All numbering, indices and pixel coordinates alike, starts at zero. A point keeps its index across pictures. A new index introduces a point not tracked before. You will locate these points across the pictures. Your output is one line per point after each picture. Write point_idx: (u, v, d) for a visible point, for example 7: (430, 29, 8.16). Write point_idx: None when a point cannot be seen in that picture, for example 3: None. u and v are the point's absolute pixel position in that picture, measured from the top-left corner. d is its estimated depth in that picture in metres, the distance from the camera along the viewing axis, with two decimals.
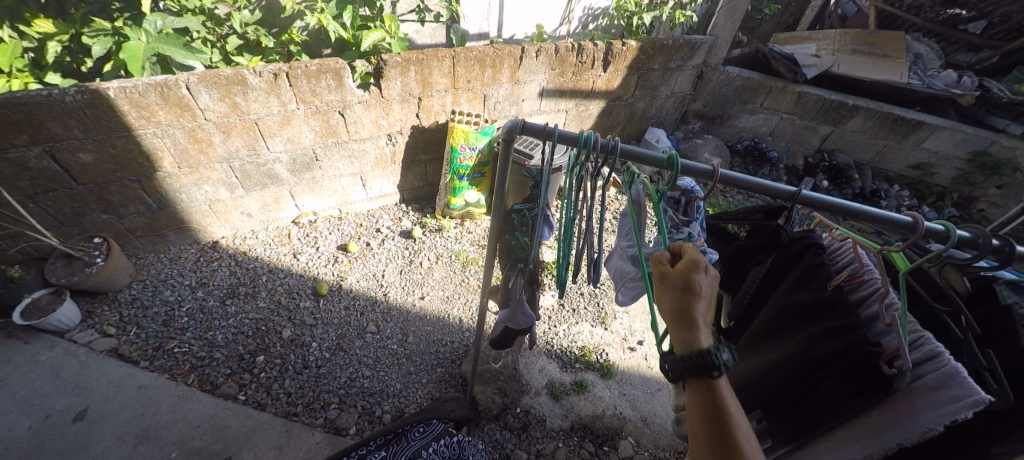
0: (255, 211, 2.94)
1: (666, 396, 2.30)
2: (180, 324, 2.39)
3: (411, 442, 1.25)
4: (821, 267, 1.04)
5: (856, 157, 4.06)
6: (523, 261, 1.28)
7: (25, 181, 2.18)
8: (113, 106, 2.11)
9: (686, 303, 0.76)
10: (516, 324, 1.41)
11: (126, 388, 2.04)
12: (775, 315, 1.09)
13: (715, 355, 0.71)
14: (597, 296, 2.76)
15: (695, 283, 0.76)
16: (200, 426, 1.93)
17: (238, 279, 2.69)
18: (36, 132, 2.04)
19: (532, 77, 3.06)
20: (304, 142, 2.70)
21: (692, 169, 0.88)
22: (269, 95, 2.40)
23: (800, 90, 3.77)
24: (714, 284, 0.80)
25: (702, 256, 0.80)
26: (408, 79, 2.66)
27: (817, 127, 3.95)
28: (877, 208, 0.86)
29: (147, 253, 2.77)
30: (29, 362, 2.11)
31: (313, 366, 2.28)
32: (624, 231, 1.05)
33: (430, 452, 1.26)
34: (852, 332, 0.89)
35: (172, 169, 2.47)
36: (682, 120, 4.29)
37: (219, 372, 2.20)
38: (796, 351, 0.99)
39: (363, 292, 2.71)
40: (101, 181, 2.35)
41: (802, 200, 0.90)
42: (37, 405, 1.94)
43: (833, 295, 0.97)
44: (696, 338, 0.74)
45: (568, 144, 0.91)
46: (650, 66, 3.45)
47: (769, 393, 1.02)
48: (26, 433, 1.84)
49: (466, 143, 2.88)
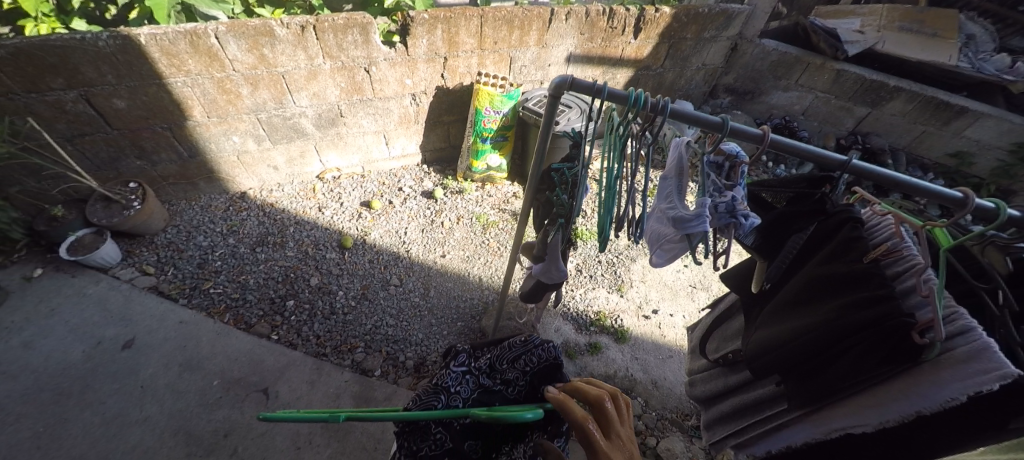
0: (281, 165, 2.99)
1: (677, 363, 2.37)
2: (214, 266, 2.51)
3: (513, 350, 1.19)
4: (859, 240, 1.05)
5: (892, 141, 3.90)
6: (564, 216, 1.26)
7: (63, 123, 2.24)
8: (144, 53, 2.12)
9: None
10: (550, 278, 1.51)
11: (168, 322, 2.19)
12: (806, 284, 1.13)
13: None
14: (614, 265, 2.81)
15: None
16: (238, 359, 2.08)
17: (267, 228, 2.79)
18: (73, 76, 2.08)
19: (560, 41, 2.97)
20: (330, 98, 2.70)
21: (742, 132, 0.88)
22: (297, 49, 2.39)
23: (839, 67, 3.57)
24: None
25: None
26: (434, 37, 2.61)
27: (853, 108, 3.78)
28: (931, 184, 0.86)
29: (179, 201, 2.86)
30: (78, 294, 2.25)
31: (340, 313, 2.39)
32: (663, 194, 1.08)
33: (532, 359, 1.18)
34: (884, 303, 0.94)
35: (201, 118, 2.51)
36: (711, 94, 4.10)
37: (252, 312, 2.33)
38: (827, 318, 1.04)
39: (386, 247, 2.79)
40: (134, 127, 2.40)
41: (851, 170, 0.93)
42: (88, 333, 2.10)
43: (869, 268, 1.00)
44: None
45: (616, 102, 0.92)
46: (682, 35, 3.29)
47: (795, 357, 1.09)
48: (80, 356, 2.01)
49: (491, 107, 2.85)
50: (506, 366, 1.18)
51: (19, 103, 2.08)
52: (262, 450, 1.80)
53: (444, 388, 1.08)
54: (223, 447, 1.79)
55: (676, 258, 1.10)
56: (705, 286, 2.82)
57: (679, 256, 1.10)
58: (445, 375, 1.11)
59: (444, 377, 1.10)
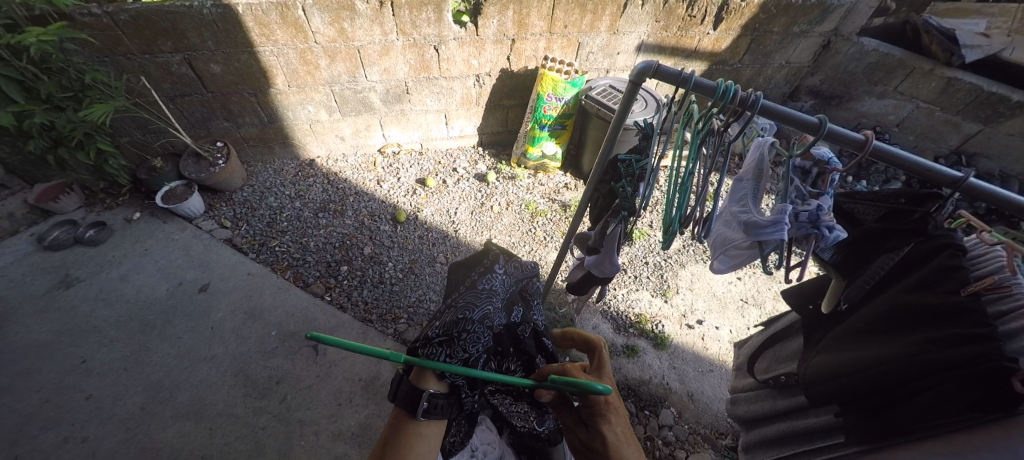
0: (347, 136, 3.15)
1: (718, 378, 2.26)
2: (280, 227, 2.72)
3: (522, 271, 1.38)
4: (958, 270, 0.92)
5: (1004, 166, 3.39)
6: (627, 209, 1.24)
7: (168, 83, 2.50)
8: (240, 22, 2.30)
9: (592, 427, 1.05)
10: (601, 272, 1.48)
11: (238, 272, 2.42)
12: (885, 312, 1.03)
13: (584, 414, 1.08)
14: (661, 269, 2.71)
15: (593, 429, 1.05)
16: (294, 315, 2.25)
17: (329, 195, 2.97)
18: (179, 40, 2.31)
19: (633, 28, 2.84)
20: (398, 74, 2.79)
21: (842, 135, 0.86)
22: (374, 24, 2.48)
23: (952, 75, 3.11)
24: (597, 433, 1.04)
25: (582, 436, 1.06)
26: (505, 18, 2.61)
27: (961, 123, 3.31)
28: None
29: (256, 163, 3.11)
30: (167, 238, 2.54)
31: (388, 283, 2.52)
32: (736, 196, 1.03)
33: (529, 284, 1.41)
34: (980, 342, 0.84)
35: (283, 87, 2.70)
36: (791, 96, 3.74)
37: (310, 273, 2.50)
38: (905, 352, 0.95)
39: (435, 225, 2.87)
40: (225, 91, 2.63)
41: (964, 188, 0.85)
42: (172, 274, 2.37)
43: (967, 302, 0.89)
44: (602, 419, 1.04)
45: (703, 93, 0.92)
46: (768, 28, 3.03)
47: (862, 388, 1.02)
48: (165, 293, 2.28)
49: (553, 93, 2.81)
50: (519, 296, 1.35)
51: (135, 63, 2.35)
52: (308, 401, 1.96)
53: (486, 290, 1.21)
54: (275, 392, 1.97)
55: (741, 266, 1.05)
56: (759, 302, 2.64)
57: (745, 265, 1.04)
58: (489, 282, 1.24)
59: (484, 283, 1.23)
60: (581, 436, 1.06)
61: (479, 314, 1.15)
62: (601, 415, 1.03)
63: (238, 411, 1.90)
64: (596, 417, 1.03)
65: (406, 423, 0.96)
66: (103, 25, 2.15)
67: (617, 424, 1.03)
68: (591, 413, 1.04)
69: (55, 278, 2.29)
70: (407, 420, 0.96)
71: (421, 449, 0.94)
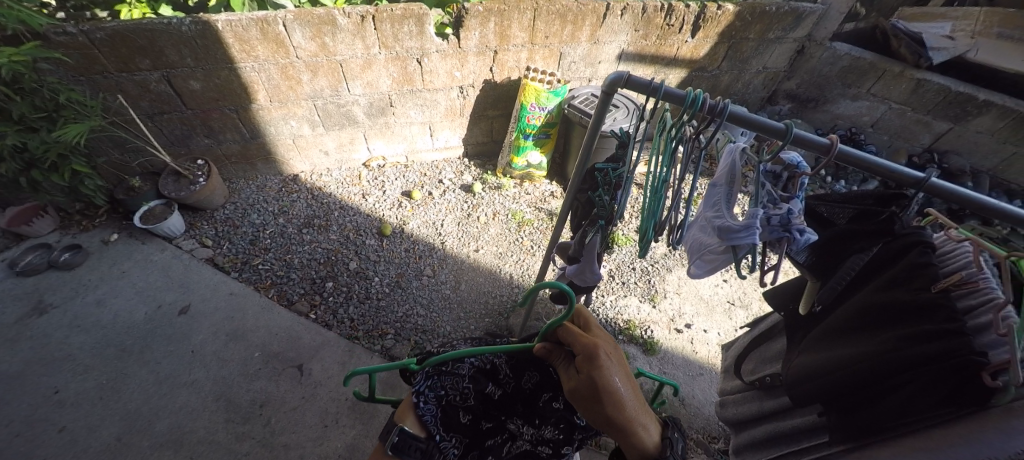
0: (331, 150, 3.13)
1: (708, 381, 2.27)
2: (264, 244, 2.67)
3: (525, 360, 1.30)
4: (927, 267, 0.95)
5: (974, 162, 3.50)
6: (605, 218, 1.25)
7: (146, 101, 2.46)
8: (220, 38, 2.28)
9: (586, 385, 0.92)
10: (583, 280, 1.49)
11: (220, 292, 2.36)
12: (860, 311, 1.05)
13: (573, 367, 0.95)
14: (648, 274, 2.72)
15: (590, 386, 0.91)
16: (278, 334, 2.21)
17: (314, 211, 2.94)
18: (157, 58, 2.28)
19: (613, 37, 2.89)
20: (382, 87, 2.79)
21: (808, 140, 0.88)
22: (355, 38, 2.48)
23: (921, 76, 3.22)
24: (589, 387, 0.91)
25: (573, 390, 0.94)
26: (487, 30, 2.63)
27: (932, 122, 3.41)
28: (1004, 203, 0.84)
29: (239, 180, 3.07)
30: (145, 259, 2.48)
31: (374, 298, 2.48)
32: (709, 202, 1.06)
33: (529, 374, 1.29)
34: (951, 338, 0.86)
35: (265, 103, 2.68)
36: (769, 100, 3.82)
37: (294, 290, 2.45)
38: (882, 349, 0.96)
39: (423, 238, 2.85)
40: (205, 108, 2.60)
41: (926, 188, 0.87)
42: (151, 296, 2.31)
43: (937, 299, 0.91)
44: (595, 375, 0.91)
45: (673, 101, 0.94)
46: (744, 35, 3.10)
47: (841, 387, 1.03)
48: (143, 317, 2.22)
49: (537, 103, 2.83)
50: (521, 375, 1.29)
51: (112, 81, 2.31)
52: (293, 424, 1.91)
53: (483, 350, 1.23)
54: (258, 416, 1.92)
55: (717, 270, 1.07)
56: (746, 304, 2.66)
57: (721, 269, 1.06)
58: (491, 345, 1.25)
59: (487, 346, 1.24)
60: (574, 385, 0.94)
61: (464, 359, 1.17)
62: (597, 363, 0.91)
63: (220, 437, 1.85)
64: (591, 366, 0.91)
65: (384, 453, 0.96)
66: (78, 44, 2.12)
67: (615, 374, 0.92)
68: (585, 361, 0.92)
69: (28, 304, 2.21)
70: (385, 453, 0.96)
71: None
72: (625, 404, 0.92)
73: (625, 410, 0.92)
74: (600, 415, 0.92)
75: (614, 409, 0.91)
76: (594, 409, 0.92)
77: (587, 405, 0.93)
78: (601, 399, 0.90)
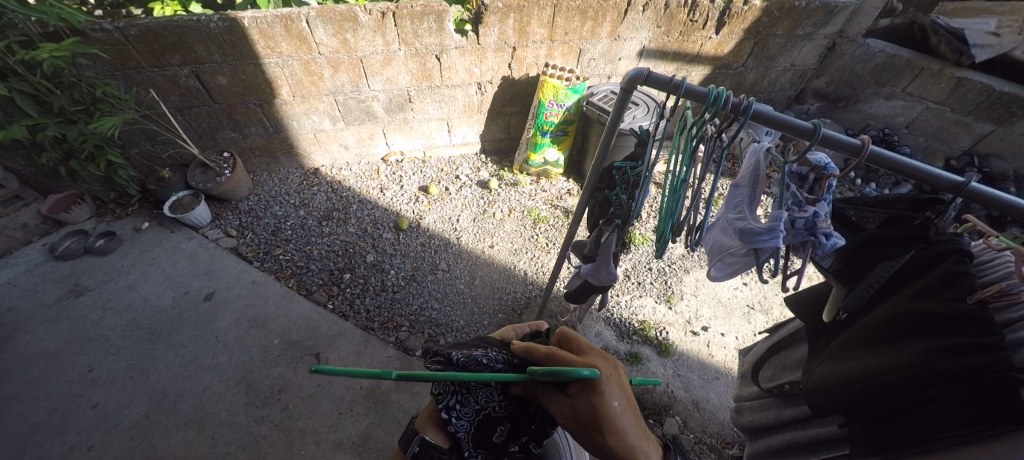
0: (351, 144, 3.18)
1: (724, 386, 2.22)
2: (285, 235, 2.74)
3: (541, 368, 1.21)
4: (964, 277, 0.90)
5: (1018, 167, 3.31)
6: (621, 217, 1.24)
7: (177, 95, 2.55)
8: (246, 35, 2.34)
9: (590, 413, 0.93)
10: (598, 280, 1.48)
11: (242, 281, 2.44)
12: (889, 320, 1.01)
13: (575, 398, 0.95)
14: (665, 275, 2.68)
15: (592, 414, 0.93)
16: (297, 323, 2.26)
17: (333, 204, 2.99)
18: (187, 54, 2.35)
19: (634, 33, 2.84)
20: (401, 83, 2.81)
21: (838, 141, 0.84)
22: (376, 34, 2.50)
23: (962, 75, 3.06)
24: (590, 413, 0.93)
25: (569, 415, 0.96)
26: (505, 27, 2.62)
27: (972, 124, 3.24)
28: None
29: (262, 172, 3.15)
30: (174, 247, 2.57)
31: (390, 290, 2.52)
32: (731, 203, 1.03)
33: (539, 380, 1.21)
34: (988, 352, 0.82)
35: (288, 97, 2.74)
36: (797, 99, 3.69)
37: (313, 281, 2.51)
38: (911, 362, 0.93)
39: (438, 233, 2.88)
40: (231, 102, 2.68)
41: (965, 194, 0.83)
42: (178, 283, 2.40)
43: (973, 311, 0.87)
44: (597, 404, 0.93)
45: (694, 100, 0.92)
46: (772, 31, 3.00)
47: (865, 398, 0.99)
48: (171, 302, 2.31)
49: (555, 99, 2.81)
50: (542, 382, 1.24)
51: (144, 76, 2.40)
52: (309, 410, 1.96)
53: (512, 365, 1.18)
54: (276, 401, 1.97)
55: (738, 273, 1.05)
56: (765, 308, 2.59)
57: (741, 272, 1.04)
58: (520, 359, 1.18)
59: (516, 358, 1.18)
60: (570, 412, 0.96)
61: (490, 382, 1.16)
62: (596, 388, 0.93)
63: (240, 420, 1.91)
64: (590, 392, 0.93)
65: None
66: (114, 40, 2.21)
67: (613, 396, 0.95)
68: (586, 389, 0.94)
69: (66, 287, 2.33)
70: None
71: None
72: (624, 430, 0.95)
73: (624, 436, 0.95)
74: (598, 440, 0.94)
75: (612, 435, 0.93)
76: (592, 435, 0.94)
77: (586, 431, 0.95)
78: (597, 425, 0.93)
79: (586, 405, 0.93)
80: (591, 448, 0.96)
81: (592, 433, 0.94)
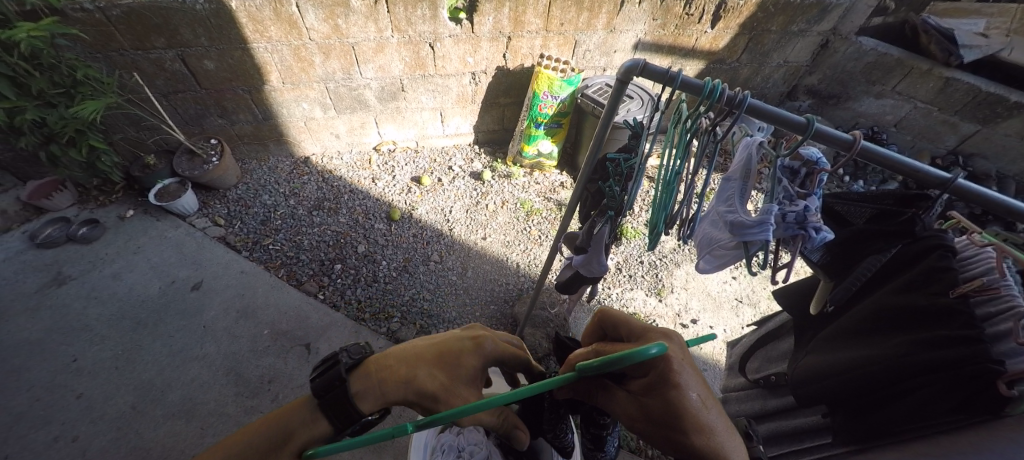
0: (342, 133, 3.13)
1: (711, 378, 2.25)
2: (274, 225, 2.70)
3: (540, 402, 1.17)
4: (947, 271, 0.92)
5: (1000, 166, 3.38)
6: (614, 209, 1.23)
7: (161, 80, 2.49)
8: (234, 18, 2.28)
9: (668, 415, 0.78)
10: (590, 272, 1.50)
11: (231, 270, 2.40)
12: (873, 314, 1.04)
13: (647, 400, 0.80)
14: (656, 268, 2.70)
15: (672, 417, 0.78)
16: (287, 313, 2.24)
17: (324, 194, 2.95)
18: (172, 36, 2.29)
19: (630, 26, 2.83)
20: (393, 71, 2.77)
21: (830, 136, 0.85)
22: (368, 20, 2.46)
23: (950, 75, 3.10)
24: (670, 413, 0.78)
25: (640, 417, 0.82)
26: (501, 16, 2.59)
27: (958, 123, 3.29)
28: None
29: (250, 160, 3.09)
30: (160, 236, 2.52)
31: (381, 281, 2.51)
32: (723, 196, 1.04)
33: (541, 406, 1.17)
34: (969, 345, 0.84)
35: (277, 84, 2.68)
36: (790, 95, 3.71)
37: (303, 271, 2.49)
38: (892, 353, 0.96)
39: (431, 224, 2.86)
40: (219, 88, 2.61)
41: (953, 190, 0.84)
42: (165, 272, 2.36)
43: (955, 304, 0.89)
44: (673, 400, 0.78)
45: (690, 91, 0.91)
46: (767, 26, 3.01)
47: (847, 389, 1.02)
48: (157, 292, 2.27)
49: (549, 91, 2.79)
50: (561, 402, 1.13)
51: (128, 59, 2.33)
52: None
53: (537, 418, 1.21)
54: (266, 391, 1.96)
55: (727, 266, 1.06)
56: (753, 301, 2.63)
57: (729, 265, 1.05)
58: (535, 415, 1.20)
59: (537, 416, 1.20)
60: (639, 412, 0.82)
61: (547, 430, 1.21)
62: (668, 380, 0.79)
63: (229, 410, 1.90)
64: (660, 384, 0.79)
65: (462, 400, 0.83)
66: (95, 21, 2.14)
67: (691, 388, 0.79)
68: (658, 379, 0.79)
69: (48, 275, 2.28)
70: (417, 347, 0.92)
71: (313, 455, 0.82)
72: (712, 428, 0.78)
73: (713, 435, 0.77)
74: (679, 445, 0.78)
75: (698, 436, 0.77)
76: (670, 438, 0.78)
77: (665, 435, 0.79)
78: (676, 425, 0.77)
79: (661, 405, 0.79)
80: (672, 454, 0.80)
81: (673, 437, 0.78)
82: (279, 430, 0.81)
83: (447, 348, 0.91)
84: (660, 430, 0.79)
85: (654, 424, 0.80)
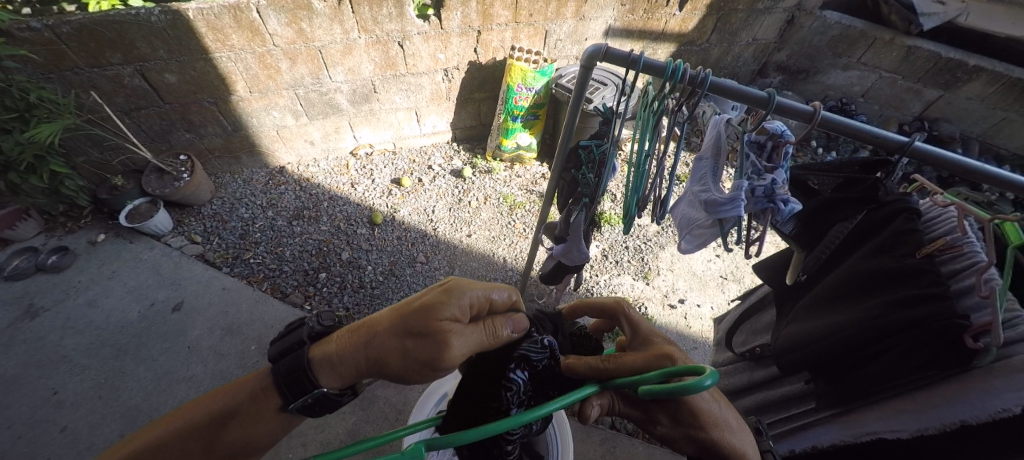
0: (317, 140, 3.07)
1: (701, 354, 2.29)
2: (254, 238, 2.64)
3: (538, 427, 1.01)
4: (913, 233, 0.96)
5: (963, 129, 3.50)
6: (589, 196, 1.25)
7: (121, 97, 2.39)
8: (192, 28, 2.20)
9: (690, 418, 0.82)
10: (570, 260, 1.51)
11: (212, 288, 2.34)
12: (847, 280, 1.06)
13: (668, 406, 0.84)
14: (641, 252, 2.73)
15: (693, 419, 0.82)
16: (274, 327, 2.20)
17: (302, 202, 2.90)
18: (129, 51, 2.20)
19: (599, 13, 2.83)
20: (364, 73, 2.72)
21: (792, 109, 0.87)
22: (333, 22, 2.40)
23: (911, 43, 3.19)
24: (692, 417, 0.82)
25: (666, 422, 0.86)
26: (469, 10, 2.56)
27: (922, 90, 3.39)
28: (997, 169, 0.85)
29: (223, 174, 3.01)
30: (134, 258, 2.45)
31: (368, 287, 2.48)
32: (697, 176, 1.06)
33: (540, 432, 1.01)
34: (935, 302, 0.87)
35: (244, 94, 2.61)
36: (760, 72, 3.77)
37: (288, 283, 2.45)
38: (866, 316, 0.98)
39: (414, 225, 2.83)
40: (183, 101, 2.53)
41: (911, 152, 0.87)
42: (143, 295, 2.29)
43: (922, 264, 0.92)
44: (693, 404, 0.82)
45: (654, 73, 0.92)
46: (733, 6, 3.04)
47: (825, 354, 1.05)
48: (137, 317, 2.20)
49: (523, 83, 2.78)
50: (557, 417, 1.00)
51: (83, 77, 2.23)
52: None
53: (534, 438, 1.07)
54: None
55: (706, 244, 1.08)
56: (738, 277, 2.69)
57: (709, 243, 1.07)
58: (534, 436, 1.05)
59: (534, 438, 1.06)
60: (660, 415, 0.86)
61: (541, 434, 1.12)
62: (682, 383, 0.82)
63: None
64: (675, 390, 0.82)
65: (436, 332, 0.80)
66: (44, 39, 2.04)
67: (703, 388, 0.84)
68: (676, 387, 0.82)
69: (17, 309, 2.19)
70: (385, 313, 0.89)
71: (262, 433, 0.83)
72: (724, 422, 0.84)
73: (726, 429, 0.83)
74: (697, 439, 0.83)
75: (714, 430, 0.82)
76: (690, 435, 0.83)
77: (684, 431, 0.84)
78: (696, 422, 0.82)
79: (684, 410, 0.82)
80: (692, 449, 0.85)
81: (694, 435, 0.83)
82: (228, 402, 0.84)
83: (413, 302, 0.86)
84: (683, 430, 0.84)
85: (676, 425, 0.85)
